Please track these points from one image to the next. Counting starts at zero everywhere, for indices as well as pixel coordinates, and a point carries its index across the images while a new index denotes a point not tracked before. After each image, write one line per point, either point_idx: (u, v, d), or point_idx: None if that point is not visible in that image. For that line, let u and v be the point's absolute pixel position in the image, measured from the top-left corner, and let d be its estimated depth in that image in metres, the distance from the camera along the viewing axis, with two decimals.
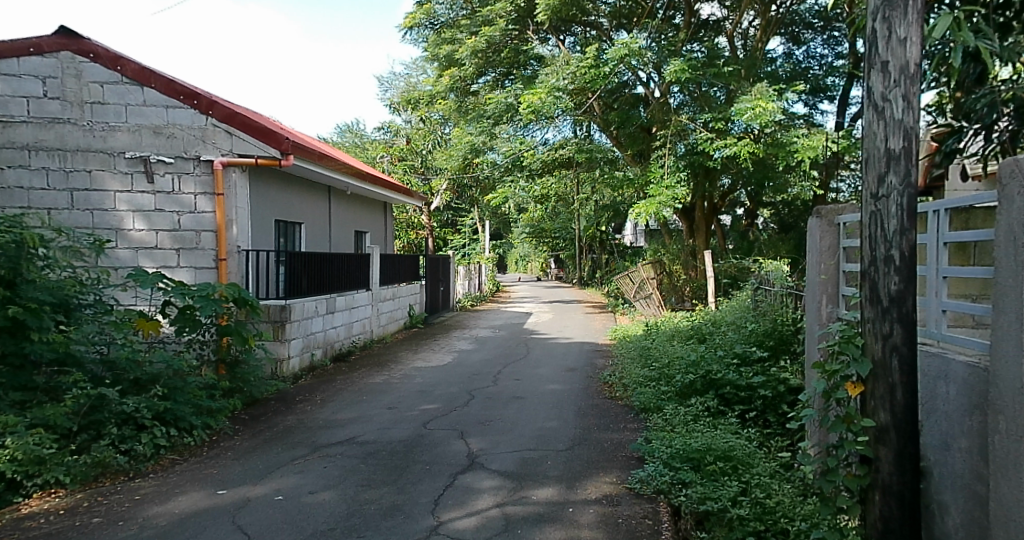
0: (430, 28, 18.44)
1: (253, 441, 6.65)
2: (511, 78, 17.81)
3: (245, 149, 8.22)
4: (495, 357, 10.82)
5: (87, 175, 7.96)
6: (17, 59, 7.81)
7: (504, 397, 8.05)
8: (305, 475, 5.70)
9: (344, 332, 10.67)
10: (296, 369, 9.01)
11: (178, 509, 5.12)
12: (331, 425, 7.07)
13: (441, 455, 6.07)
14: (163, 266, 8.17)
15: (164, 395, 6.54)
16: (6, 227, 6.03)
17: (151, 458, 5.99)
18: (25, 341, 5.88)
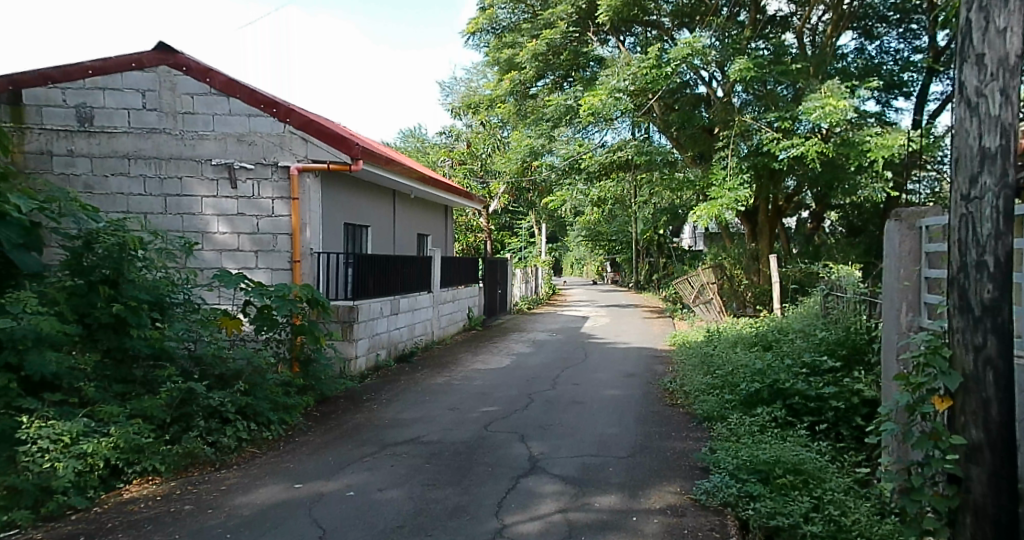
0: (492, 34, 18.66)
1: (325, 437, 6.96)
2: (570, 81, 17.91)
3: (318, 155, 8.60)
4: (553, 361, 10.96)
5: (179, 182, 8.45)
6: (122, 74, 8.37)
7: (564, 402, 8.19)
8: (374, 473, 5.95)
9: (406, 333, 10.96)
10: (362, 368, 9.35)
11: (261, 500, 5.41)
12: (397, 425, 7.34)
13: (504, 457, 6.26)
14: (243, 267, 8.58)
15: (246, 391, 6.90)
16: (112, 231, 6.35)
17: (234, 450, 6.35)
18: (126, 337, 6.26)
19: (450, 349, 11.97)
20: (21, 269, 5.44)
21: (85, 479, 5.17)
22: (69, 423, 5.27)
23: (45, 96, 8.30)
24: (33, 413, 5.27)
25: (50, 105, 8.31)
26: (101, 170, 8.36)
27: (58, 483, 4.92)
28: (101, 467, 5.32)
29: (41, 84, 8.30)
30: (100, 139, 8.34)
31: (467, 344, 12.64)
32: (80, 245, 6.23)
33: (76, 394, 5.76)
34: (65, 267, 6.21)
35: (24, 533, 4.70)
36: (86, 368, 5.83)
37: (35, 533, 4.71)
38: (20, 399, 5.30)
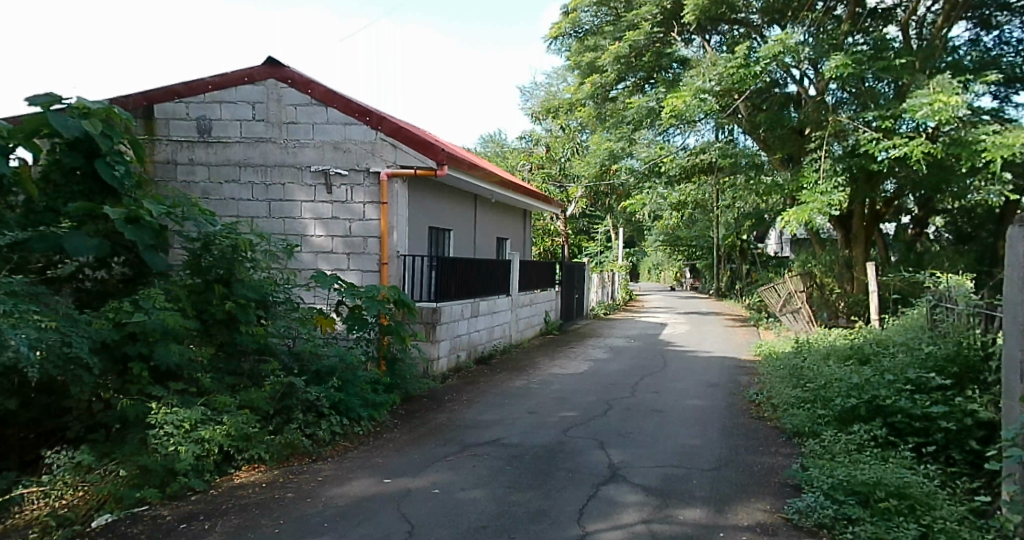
0: (573, 37, 18.75)
1: (411, 434, 7.14)
2: (652, 83, 17.88)
3: (407, 161, 8.82)
4: (632, 368, 11.01)
5: (282, 188, 8.96)
6: (236, 87, 8.98)
7: (644, 410, 8.22)
8: (457, 472, 6.03)
9: (486, 336, 11.19)
10: (443, 369, 9.62)
11: (354, 492, 5.55)
12: (478, 426, 7.47)
13: (584, 464, 6.26)
14: (337, 269, 8.98)
15: (339, 386, 7.19)
16: (226, 233, 6.81)
17: (329, 443, 6.57)
18: (236, 332, 6.72)
19: (528, 353, 12.12)
20: (152, 268, 5.95)
21: (203, 462, 5.43)
22: (189, 411, 5.54)
23: (172, 111, 9.05)
24: (159, 400, 5.57)
25: (176, 119, 9.04)
26: (216, 177, 9.01)
27: (182, 465, 5.21)
28: (215, 453, 5.53)
29: (169, 100, 9.05)
30: (215, 148, 8.98)
31: (544, 349, 12.79)
32: (199, 247, 6.73)
33: (195, 384, 6.15)
34: (187, 268, 6.73)
35: (154, 508, 4.97)
36: (202, 360, 6.21)
37: (160, 510, 4.97)
38: (150, 386, 5.64)
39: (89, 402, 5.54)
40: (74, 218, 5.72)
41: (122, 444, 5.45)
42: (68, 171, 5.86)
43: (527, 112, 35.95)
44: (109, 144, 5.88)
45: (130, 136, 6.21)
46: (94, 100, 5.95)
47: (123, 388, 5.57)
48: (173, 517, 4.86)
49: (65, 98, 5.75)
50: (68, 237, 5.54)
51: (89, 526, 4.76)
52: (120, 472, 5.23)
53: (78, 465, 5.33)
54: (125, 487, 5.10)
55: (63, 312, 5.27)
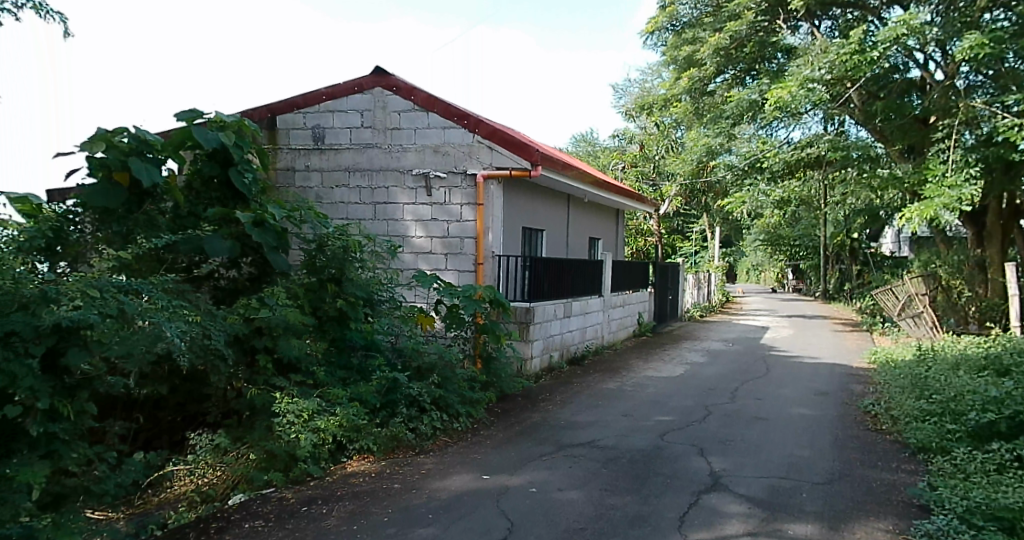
0: (671, 30, 18.70)
1: (507, 432, 7.12)
2: (752, 76, 17.59)
3: (502, 162, 8.94)
4: (731, 373, 10.81)
5: (386, 191, 9.35)
6: (346, 97, 9.45)
7: (747, 417, 7.94)
8: (553, 472, 5.88)
9: (578, 336, 11.19)
10: (536, 369, 9.56)
11: (456, 486, 5.53)
12: (573, 427, 7.33)
13: (683, 470, 5.97)
14: (436, 269, 9.26)
15: (439, 383, 7.29)
16: (338, 235, 7.18)
17: (431, 437, 6.67)
18: (346, 327, 7.09)
19: (620, 355, 12.07)
20: (274, 268, 6.43)
21: (320, 450, 5.80)
22: (308, 401, 5.95)
23: (291, 121, 9.66)
24: (282, 390, 6.03)
25: (294, 128, 9.65)
26: (328, 183, 9.55)
27: (303, 452, 5.61)
28: (330, 441, 5.91)
29: (290, 111, 9.66)
30: (327, 155, 9.52)
31: (638, 350, 12.74)
32: (315, 247, 7.12)
33: (312, 377, 6.49)
34: (304, 267, 7.09)
35: (279, 490, 5.39)
36: (318, 354, 6.56)
37: (284, 492, 5.35)
38: (274, 377, 6.10)
39: (224, 391, 6.01)
40: (212, 221, 6.26)
41: (251, 430, 5.87)
42: (206, 179, 6.43)
43: (621, 110, 35.74)
44: (241, 154, 6.43)
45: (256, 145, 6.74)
46: (227, 114, 6.49)
47: (252, 377, 6.04)
48: (297, 500, 5.18)
49: (205, 112, 6.31)
50: (208, 238, 6.05)
51: (226, 504, 5.18)
52: (251, 455, 5.65)
53: (217, 446, 5.76)
54: (254, 470, 5.53)
55: (204, 307, 5.67)
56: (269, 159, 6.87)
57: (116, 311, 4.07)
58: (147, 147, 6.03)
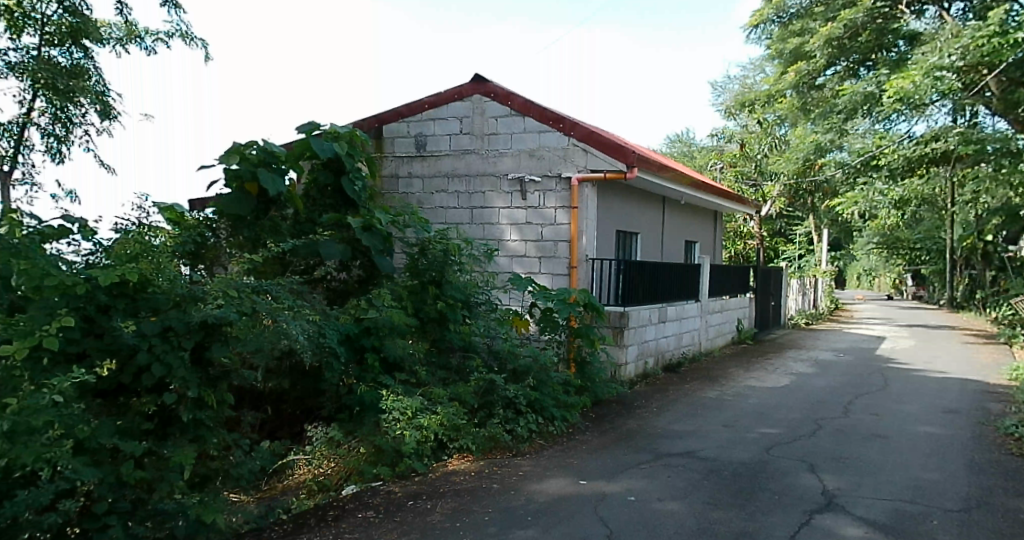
0: (777, 23, 18.25)
1: (602, 439, 7.04)
2: (867, 66, 17.11)
3: (597, 165, 8.84)
4: (841, 386, 10.35)
5: (483, 196, 9.52)
6: (447, 104, 9.75)
7: (863, 433, 7.51)
8: (652, 481, 5.75)
9: (674, 342, 11.02)
10: (631, 375, 9.46)
11: (552, 490, 5.51)
12: (672, 435, 7.17)
13: (792, 486, 5.69)
14: (530, 272, 9.29)
15: (535, 386, 7.31)
16: (439, 239, 7.40)
17: (527, 440, 6.71)
18: (446, 329, 7.24)
19: (718, 363, 11.81)
20: (381, 270, 6.75)
21: (423, 447, 6.00)
22: (411, 400, 6.15)
23: (396, 129, 10.07)
24: (388, 387, 6.31)
25: (399, 137, 10.06)
26: (429, 188, 9.88)
27: (407, 448, 5.84)
28: (432, 439, 6.11)
29: (395, 120, 10.09)
30: (429, 161, 9.84)
31: (737, 358, 12.45)
32: (417, 251, 7.36)
33: (415, 376, 6.70)
34: (407, 270, 7.32)
35: (385, 484, 5.63)
36: (420, 354, 6.80)
37: (392, 486, 5.60)
38: (380, 375, 6.39)
39: (337, 387, 6.31)
40: (326, 227, 6.65)
41: (360, 425, 6.15)
42: (322, 187, 6.83)
43: (719, 108, 34.92)
44: (352, 163, 6.82)
45: (366, 155, 7.16)
46: (340, 125, 6.92)
47: (361, 374, 6.32)
48: (404, 494, 5.40)
49: (321, 124, 6.75)
50: (323, 242, 6.42)
51: (340, 493, 5.49)
52: (361, 449, 5.93)
53: (331, 438, 6.05)
54: (364, 463, 5.79)
55: (320, 307, 6.02)
56: (377, 168, 7.26)
57: (250, 310, 4.47)
58: (272, 158, 6.50)
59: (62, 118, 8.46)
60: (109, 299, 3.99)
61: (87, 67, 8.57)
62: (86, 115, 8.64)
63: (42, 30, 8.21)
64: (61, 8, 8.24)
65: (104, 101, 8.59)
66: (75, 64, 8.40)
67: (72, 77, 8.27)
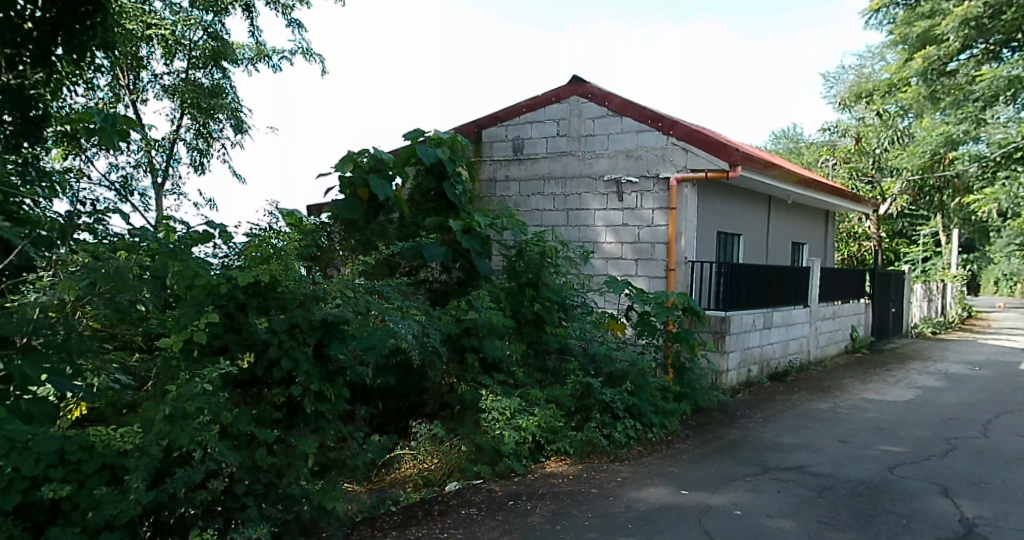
0: (903, 4, 17.07)
1: (704, 448, 6.74)
2: (1009, 49, 15.97)
3: (698, 164, 8.64)
4: (974, 402, 9.57)
5: (579, 198, 9.55)
6: (545, 107, 9.85)
7: (1009, 456, 6.68)
8: (760, 495, 5.42)
9: (780, 349, 10.58)
10: (733, 383, 9.06)
11: (653, 498, 5.43)
12: (781, 449, 6.68)
13: (922, 511, 5.16)
14: (626, 275, 9.17)
15: (632, 391, 7.18)
16: (536, 241, 7.49)
17: (626, 446, 6.62)
18: (543, 331, 7.29)
19: (829, 373, 11.30)
20: (480, 272, 6.93)
21: (521, 448, 6.09)
22: (510, 400, 6.31)
23: (494, 134, 10.28)
24: (486, 387, 6.49)
25: (497, 141, 10.27)
26: (525, 191, 10.03)
27: (506, 448, 5.96)
28: (530, 440, 6.20)
29: (493, 125, 10.31)
30: (526, 164, 9.97)
31: (850, 369, 11.89)
32: (515, 253, 7.48)
33: (513, 377, 6.82)
34: (505, 273, 7.47)
35: (485, 482, 5.78)
36: (517, 355, 6.92)
37: (492, 484, 5.73)
38: (479, 375, 6.58)
39: (439, 386, 6.55)
40: (429, 230, 6.90)
41: (461, 424, 6.33)
42: (425, 191, 7.10)
43: (832, 101, 33.41)
44: (454, 167, 7.07)
45: (466, 160, 7.36)
46: (444, 131, 7.19)
47: (462, 374, 6.53)
48: (503, 493, 5.51)
49: (425, 131, 7.01)
50: (426, 245, 6.64)
51: (444, 489, 5.70)
52: (462, 446, 6.10)
53: (434, 436, 6.26)
54: (465, 460, 5.96)
55: (423, 307, 6.24)
56: (476, 172, 7.51)
57: (365, 309, 4.71)
58: (382, 164, 6.79)
59: (203, 134, 10.14)
60: (245, 298, 4.28)
61: (225, 85, 10.07)
62: (222, 130, 10.32)
63: (191, 54, 9.74)
64: (205, 34, 9.67)
65: (238, 117, 10.17)
66: (216, 84, 9.88)
67: (213, 96, 9.79)
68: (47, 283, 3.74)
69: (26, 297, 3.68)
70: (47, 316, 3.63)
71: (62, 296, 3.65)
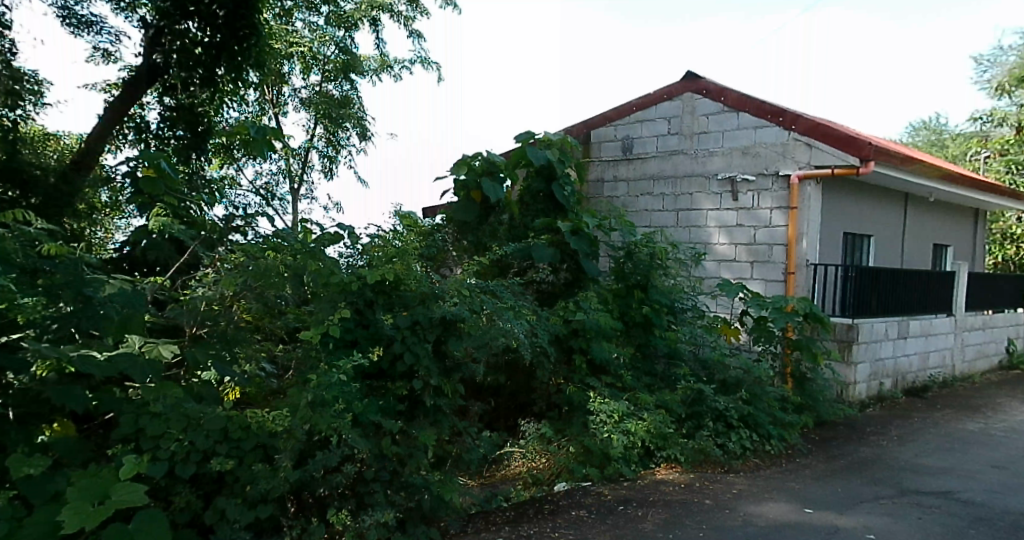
0: None
1: (830, 464, 6.31)
2: None
3: (823, 160, 8.10)
4: None
5: (690, 198, 9.25)
6: (656, 105, 9.61)
7: None
8: (897, 519, 5.03)
9: (918, 362, 9.84)
10: (863, 397, 8.50)
11: (774, 514, 5.14)
12: (921, 470, 6.17)
13: None
14: (740, 278, 8.79)
15: (747, 400, 6.80)
16: (645, 243, 7.29)
17: (741, 457, 6.26)
18: (652, 333, 7.05)
19: (976, 390, 10.36)
20: (588, 274, 6.76)
21: (630, 452, 5.91)
22: (619, 404, 6.14)
23: (603, 134, 10.14)
24: (594, 389, 6.35)
25: (606, 141, 10.12)
26: (634, 192, 9.84)
27: (614, 452, 5.81)
28: (639, 445, 6.01)
29: (602, 125, 10.16)
30: (635, 164, 9.79)
31: (999, 386, 10.85)
32: (623, 254, 7.31)
33: (621, 380, 6.63)
34: (613, 274, 7.33)
35: (593, 485, 5.63)
36: (625, 359, 6.76)
37: (601, 487, 5.59)
38: (587, 377, 6.46)
39: (547, 386, 6.51)
40: (539, 232, 6.84)
41: (568, 425, 6.22)
42: (535, 193, 7.04)
43: None
44: (563, 169, 6.99)
45: (575, 162, 7.30)
46: (554, 133, 7.18)
47: (569, 375, 6.46)
48: (613, 498, 5.35)
49: (536, 133, 7.01)
50: (535, 245, 6.59)
51: (552, 489, 5.62)
52: (570, 448, 5.98)
53: (542, 436, 6.18)
54: (574, 462, 5.84)
55: (532, 308, 6.18)
56: (585, 173, 7.40)
57: (479, 308, 4.71)
58: (495, 167, 6.86)
59: (333, 142, 11.22)
60: (373, 295, 4.46)
61: (353, 96, 11.14)
62: (349, 138, 11.27)
63: (324, 68, 10.97)
64: (337, 49, 10.84)
65: (363, 125, 11.13)
66: (344, 94, 11.03)
67: (342, 106, 10.91)
68: (211, 279, 4.22)
69: (195, 292, 4.14)
70: (211, 308, 4.05)
71: (223, 291, 4.06)
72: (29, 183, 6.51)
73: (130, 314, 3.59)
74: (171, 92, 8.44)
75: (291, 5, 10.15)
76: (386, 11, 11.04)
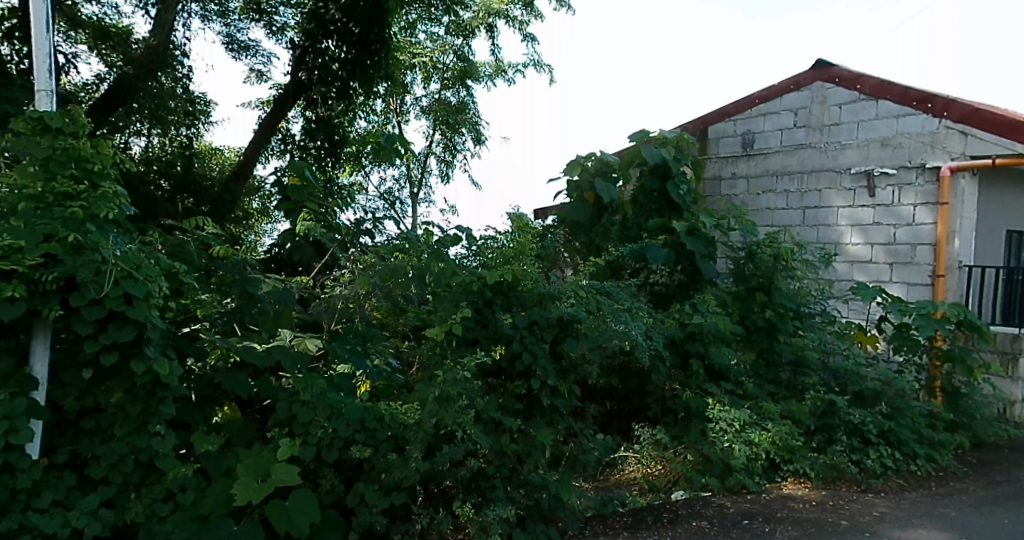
0: None
1: (989, 491, 5.62)
2: None
3: (982, 149, 7.33)
4: None
5: (818, 194, 8.62)
6: (781, 97, 9.05)
7: None
8: None
9: None
10: None
11: None
12: None
13: None
14: (876, 281, 8.12)
15: (888, 414, 6.20)
16: (769, 243, 6.81)
17: (880, 477, 5.70)
18: (776, 339, 6.58)
19: None
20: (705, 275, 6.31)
21: (753, 464, 5.51)
22: (740, 411, 5.77)
23: (722, 129, 9.66)
24: (713, 395, 5.99)
25: (724, 137, 9.64)
26: (754, 190, 9.29)
27: (737, 462, 5.43)
28: (763, 458, 5.59)
29: (720, 120, 9.69)
30: (757, 160, 9.25)
31: None
32: (743, 256, 6.87)
33: (742, 388, 6.23)
34: (732, 277, 6.93)
35: (713, 495, 5.30)
36: (747, 365, 6.33)
37: (723, 499, 5.23)
38: (705, 383, 6.10)
39: (662, 391, 6.19)
40: (653, 232, 6.54)
41: (684, 432, 5.89)
42: (648, 192, 6.75)
43: None
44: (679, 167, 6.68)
45: (694, 159, 6.96)
46: (670, 130, 6.90)
47: (685, 380, 6.15)
48: (736, 512, 4.97)
49: (651, 131, 6.76)
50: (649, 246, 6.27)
51: (669, 497, 5.30)
52: (688, 456, 5.65)
53: (658, 441, 5.86)
54: (692, 470, 5.51)
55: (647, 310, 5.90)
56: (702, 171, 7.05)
57: (594, 308, 4.44)
58: (608, 167, 6.71)
59: (450, 147, 11.36)
60: (492, 295, 4.28)
61: (470, 103, 11.24)
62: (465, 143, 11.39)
63: (444, 76, 11.14)
64: (455, 57, 11.04)
65: (477, 129, 11.24)
66: (461, 101, 11.14)
67: (458, 112, 11.11)
68: (348, 279, 4.29)
69: (333, 290, 4.24)
70: (347, 306, 4.15)
71: (358, 289, 4.15)
72: (200, 193, 8.04)
73: (282, 309, 3.95)
74: (313, 106, 9.07)
75: (416, 18, 9.93)
76: (502, 18, 11.03)
